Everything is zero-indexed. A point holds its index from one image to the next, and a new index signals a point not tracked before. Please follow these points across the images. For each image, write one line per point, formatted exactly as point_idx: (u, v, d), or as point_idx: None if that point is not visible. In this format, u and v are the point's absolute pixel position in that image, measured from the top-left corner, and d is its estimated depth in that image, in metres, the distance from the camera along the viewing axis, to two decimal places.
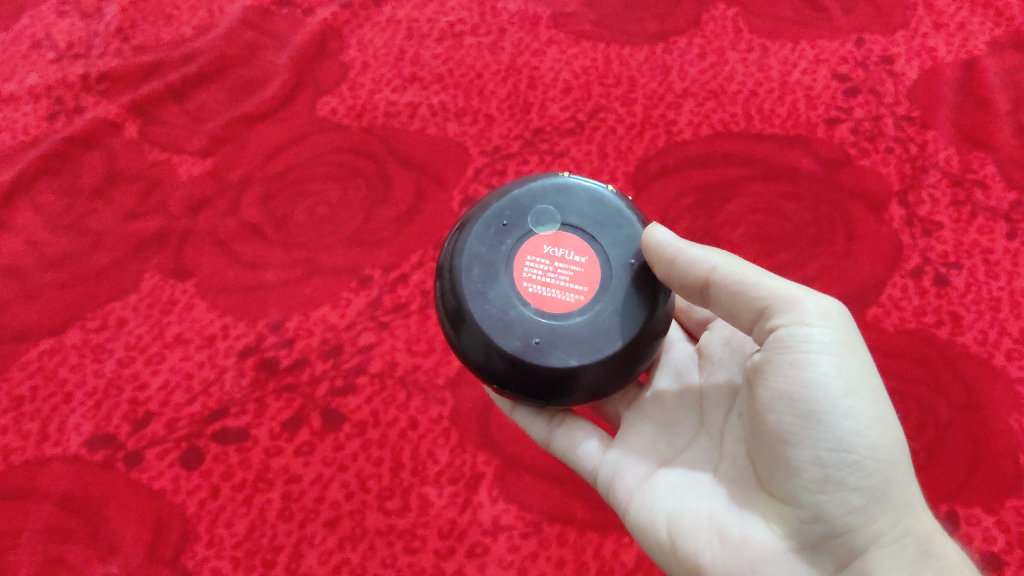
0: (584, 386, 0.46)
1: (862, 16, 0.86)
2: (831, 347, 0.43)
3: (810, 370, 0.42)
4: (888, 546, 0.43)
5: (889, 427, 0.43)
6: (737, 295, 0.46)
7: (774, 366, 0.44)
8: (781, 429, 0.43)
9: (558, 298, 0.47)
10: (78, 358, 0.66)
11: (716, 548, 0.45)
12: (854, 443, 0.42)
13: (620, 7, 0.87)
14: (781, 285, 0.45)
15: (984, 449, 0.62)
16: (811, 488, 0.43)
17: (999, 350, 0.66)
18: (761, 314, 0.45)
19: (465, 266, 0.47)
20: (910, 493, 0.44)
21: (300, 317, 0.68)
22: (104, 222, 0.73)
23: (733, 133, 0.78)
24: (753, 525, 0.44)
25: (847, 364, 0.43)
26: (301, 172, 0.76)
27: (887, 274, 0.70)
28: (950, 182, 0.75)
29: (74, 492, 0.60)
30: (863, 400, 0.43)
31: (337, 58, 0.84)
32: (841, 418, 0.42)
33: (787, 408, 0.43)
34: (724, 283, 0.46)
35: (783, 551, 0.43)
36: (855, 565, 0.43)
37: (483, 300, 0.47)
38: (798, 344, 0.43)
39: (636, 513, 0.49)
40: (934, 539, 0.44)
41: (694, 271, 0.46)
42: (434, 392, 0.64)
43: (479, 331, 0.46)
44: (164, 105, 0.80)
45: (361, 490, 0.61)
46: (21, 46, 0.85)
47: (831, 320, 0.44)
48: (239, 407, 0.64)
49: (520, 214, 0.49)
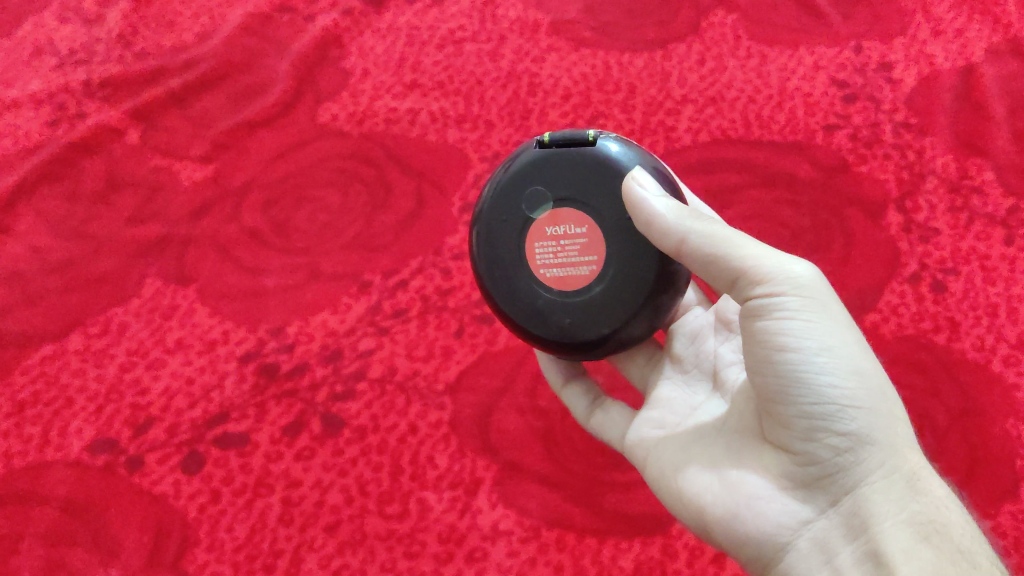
0: (619, 340, 0.51)
1: (860, 23, 0.87)
2: (805, 309, 0.44)
3: (787, 331, 0.43)
4: (879, 482, 0.44)
5: (870, 373, 0.44)
6: (711, 263, 0.46)
7: (756, 328, 0.45)
8: (769, 387, 0.45)
9: (576, 272, 0.50)
10: (80, 363, 0.67)
11: (715, 491, 0.47)
12: (834, 394, 0.43)
13: (619, 15, 0.87)
14: (754, 250, 0.45)
15: (981, 454, 0.62)
16: (798, 437, 0.44)
17: (996, 356, 0.66)
18: (737, 278, 0.45)
19: (486, 272, 0.51)
20: (899, 431, 0.45)
21: (301, 322, 0.68)
22: (106, 228, 0.73)
23: (732, 139, 0.79)
24: (750, 471, 0.46)
25: (823, 320, 0.44)
26: (302, 178, 0.76)
27: (885, 280, 0.70)
28: (947, 188, 0.75)
29: (75, 496, 0.61)
30: (841, 352, 0.44)
31: (338, 64, 0.85)
32: (820, 372, 0.43)
33: (770, 366, 0.44)
34: (695, 251, 0.46)
35: (778, 492, 0.45)
36: (847, 502, 0.44)
37: (511, 299, 0.51)
38: (774, 309, 0.44)
39: (653, 466, 0.52)
40: (926, 476, 0.45)
41: (669, 236, 0.46)
42: (434, 397, 0.65)
43: (519, 327, 0.51)
44: (165, 111, 0.81)
45: (361, 495, 0.61)
46: (23, 53, 0.85)
47: (805, 284, 0.44)
48: (240, 412, 0.64)
49: (513, 204, 0.51)
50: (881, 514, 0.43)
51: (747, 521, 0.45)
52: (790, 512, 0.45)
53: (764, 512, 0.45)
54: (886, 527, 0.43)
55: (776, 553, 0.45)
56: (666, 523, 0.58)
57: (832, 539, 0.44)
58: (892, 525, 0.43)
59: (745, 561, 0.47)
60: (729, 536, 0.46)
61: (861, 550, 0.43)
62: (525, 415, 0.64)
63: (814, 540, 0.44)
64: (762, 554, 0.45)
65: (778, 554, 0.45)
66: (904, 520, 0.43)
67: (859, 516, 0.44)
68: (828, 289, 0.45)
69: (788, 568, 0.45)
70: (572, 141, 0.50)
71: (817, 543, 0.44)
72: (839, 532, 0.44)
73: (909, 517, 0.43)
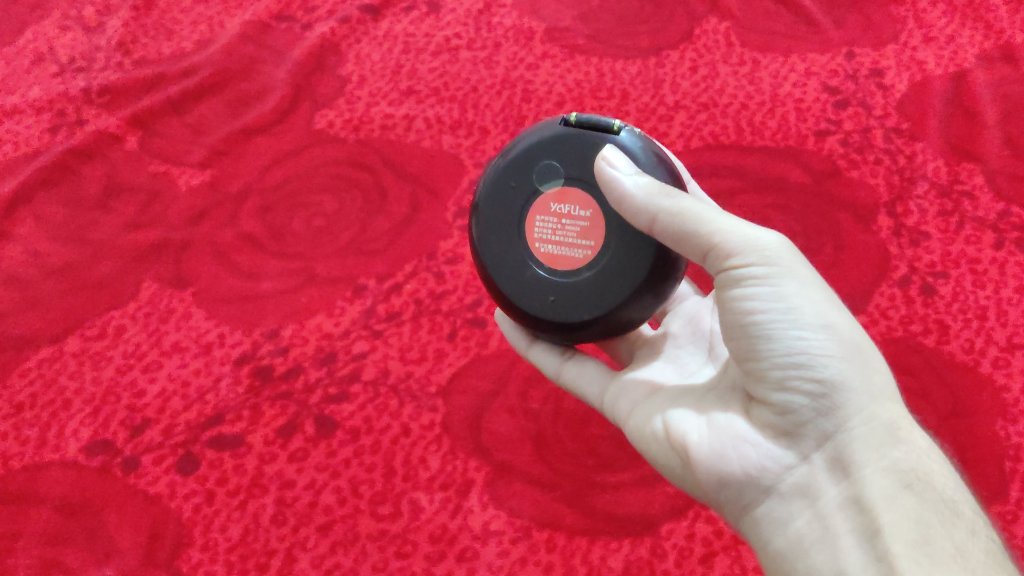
0: (601, 328, 0.51)
1: (853, 30, 0.88)
2: (772, 272, 0.44)
3: (754, 294, 0.44)
4: (859, 430, 0.43)
5: (842, 326, 0.44)
6: (678, 238, 0.46)
7: (727, 291, 0.45)
8: (745, 345, 0.45)
9: (568, 254, 0.50)
10: (77, 366, 0.67)
11: (698, 441, 0.47)
12: (805, 346, 0.43)
13: (613, 23, 0.88)
14: (722, 223, 0.44)
15: (970, 455, 0.63)
16: (773, 388, 0.44)
17: (985, 358, 0.67)
18: (703, 254, 0.45)
19: (484, 234, 0.52)
20: (877, 380, 0.44)
21: (295, 325, 0.69)
22: (105, 233, 0.74)
23: (724, 145, 0.80)
24: (733, 422, 0.46)
25: (791, 278, 0.44)
26: (298, 183, 0.77)
27: (874, 283, 0.71)
28: (938, 193, 0.76)
29: (72, 496, 0.61)
30: (811, 309, 0.44)
31: (335, 72, 0.86)
32: (789, 327, 0.43)
33: (742, 326, 0.45)
34: (666, 229, 0.46)
35: (759, 439, 0.45)
36: (829, 448, 0.43)
37: (502, 266, 0.51)
38: (742, 278, 0.44)
39: (636, 421, 0.52)
40: (906, 425, 0.44)
41: (640, 214, 0.47)
42: (426, 399, 0.65)
43: (504, 294, 0.52)
44: (164, 118, 0.82)
45: (354, 496, 0.61)
46: (24, 61, 0.86)
47: (769, 253, 0.44)
48: (235, 413, 0.65)
49: (525, 175, 0.51)
50: (863, 460, 0.43)
51: (729, 464, 0.45)
52: (773, 457, 0.45)
53: (745, 458, 0.45)
54: (868, 474, 0.43)
55: (759, 496, 0.45)
56: (656, 524, 0.59)
57: (815, 483, 0.44)
58: (874, 472, 0.43)
59: (729, 507, 0.46)
60: (713, 481, 0.46)
61: (843, 494, 0.43)
62: (517, 417, 0.64)
63: (796, 484, 0.44)
64: (745, 496, 0.45)
65: (760, 497, 0.45)
66: (886, 468, 0.43)
67: (840, 462, 0.43)
68: (795, 254, 0.45)
69: (771, 511, 0.45)
70: (596, 125, 0.50)
71: (799, 487, 0.44)
72: (823, 476, 0.44)
73: (891, 465, 0.43)
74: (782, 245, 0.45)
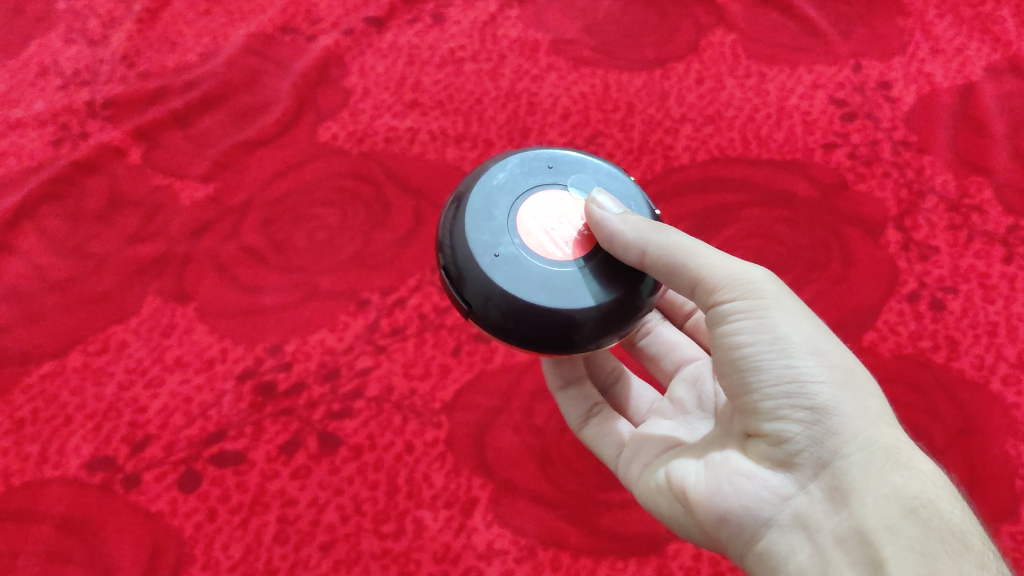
0: (560, 335, 0.46)
1: (860, 42, 0.87)
2: (756, 304, 0.44)
3: (741, 328, 0.44)
4: (855, 457, 0.42)
5: (832, 353, 0.44)
6: (667, 273, 0.46)
7: (717, 328, 0.46)
8: (738, 379, 0.45)
9: (556, 240, 0.48)
10: (78, 381, 0.67)
11: (699, 481, 0.47)
12: (794, 374, 0.43)
13: (619, 34, 0.88)
14: (708, 258, 0.45)
15: (979, 473, 0.62)
16: (765, 419, 0.44)
17: (995, 375, 0.66)
18: (693, 290, 0.46)
19: (494, 170, 0.50)
20: (872, 405, 0.43)
21: (298, 340, 0.69)
22: (107, 246, 0.74)
23: (731, 158, 0.79)
24: (732, 459, 0.46)
25: (776, 308, 0.44)
26: (301, 197, 0.76)
27: (883, 298, 0.70)
28: (946, 207, 0.75)
29: (72, 514, 0.60)
30: (799, 336, 0.44)
31: (339, 84, 0.85)
32: (778, 357, 0.43)
33: (733, 361, 0.45)
34: (657, 263, 0.46)
35: (756, 471, 0.44)
36: (826, 477, 0.42)
37: (483, 200, 0.49)
38: (728, 311, 0.45)
39: (644, 480, 0.52)
40: (907, 450, 0.43)
41: (629, 252, 0.46)
42: (430, 416, 0.65)
43: (461, 222, 0.48)
44: (167, 130, 0.81)
45: (357, 514, 0.61)
46: (28, 73, 0.86)
47: (754, 287, 0.45)
48: (237, 430, 0.64)
49: (567, 170, 0.51)
50: (861, 488, 0.41)
51: (727, 499, 0.45)
52: (770, 487, 0.44)
53: (743, 490, 0.44)
54: (867, 502, 0.41)
55: (759, 530, 0.44)
56: (662, 544, 0.59)
57: (814, 514, 0.42)
58: (874, 500, 0.41)
59: (733, 546, 0.45)
60: (712, 519, 0.45)
61: (843, 525, 0.41)
62: (522, 434, 0.64)
63: (794, 514, 0.43)
64: (745, 532, 0.44)
65: (761, 531, 0.44)
66: (887, 495, 0.41)
67: (838, 490, 0.42)
68: (782, 287, 0.45)
69: (772, 544, 0.43)
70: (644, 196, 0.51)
71: (798, 518, 0.43)
72: (821, 506, 0.42)
73: (892, 492, 0.41)
74: (768, 279, 0.46)
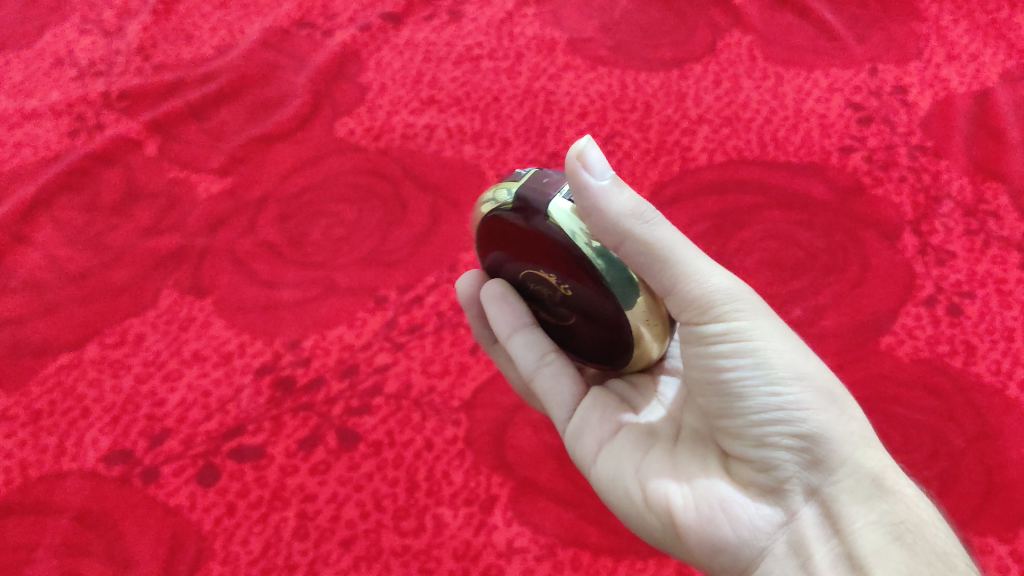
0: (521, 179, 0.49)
1: (875, 47, 0.88)
2: (739, 326, 0.44)
3: (724, 348, 0.44)
4: (846, 483, 0.44)
5: (816, 376, 0.45)
6: (643, 262, 0.44)
7: (699, 343, 0.46)
8: (721, 397, 0.46)
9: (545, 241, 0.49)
10: (96, 374, 0.66)
11: (683, 497, 0.47)
12: (781, 402, 0.44)
13: (635, 35, 0.88)
14: (692, 263, 0.44)
15: (998, 479, 0.61)
16: (752, 445, 0.45)
17: (1012, 381, 0.66)
18: (673, 289, 0.45)
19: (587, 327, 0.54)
20: (856, 429, 0.45)
21: (317, 335, 0.68)
22: (125, 238, 0.73)
23: (748, 160, 0.79)
24: (715, 481, 0.46)
25: (759, 325, 0.44)
26: (319, 192, 0.76)
27: (900, 302, 0.70)
28: (963, 212, 0.75)
29: (90, 507, 0.60)
30: (783, 359, 0.44)
31: (356, 80, 0.85)
32: (765, 382, 0.44)
33: (719, 381, 0.45)
34: (635, 251, 0.44)
35: (745, 499, 0.45)
36: (817, 503, 0.44)
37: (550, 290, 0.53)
38: (708, 326, 0.45)
39: (601, 465, 0.52)
40: (890, 472, 0.45)
41: (609, 234, 0.44)
42: (449, 413, 0.65)
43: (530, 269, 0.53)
44: (184, 123, 0.81)
45: (377, 510, 0.61)
46: (43, 63, 0.86)
47: (737, 298, 0.44)
48: (256, 425, 0.64)
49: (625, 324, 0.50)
50: (851, 514, 0.43)
51: (721, 529, 0.45)
52: (764, 515, 0.45)
53: (737, 520, 0.45)
54: (858, 528, 0.43)
55: (753, 560, 0.45)
56: None
57: (806, 541, 0.44)
58: (864, 525, 0.43)
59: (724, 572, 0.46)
60: (706, 549, 0.46)
61: (835, 552, 0.43)
62: (541, 433, 0.64)
63: (788, 543, 0.44)
64: (742, 560, 0.45)
65: (756, 561, 0.45)
66: (875, 521, 0.43)
67: (829, 517, 0.44)
68: (759, 300, 0.45)
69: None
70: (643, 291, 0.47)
71: (791, 546, 0.44)
72: (813, 534, 0.44)
73: (880, 516, 0.43)
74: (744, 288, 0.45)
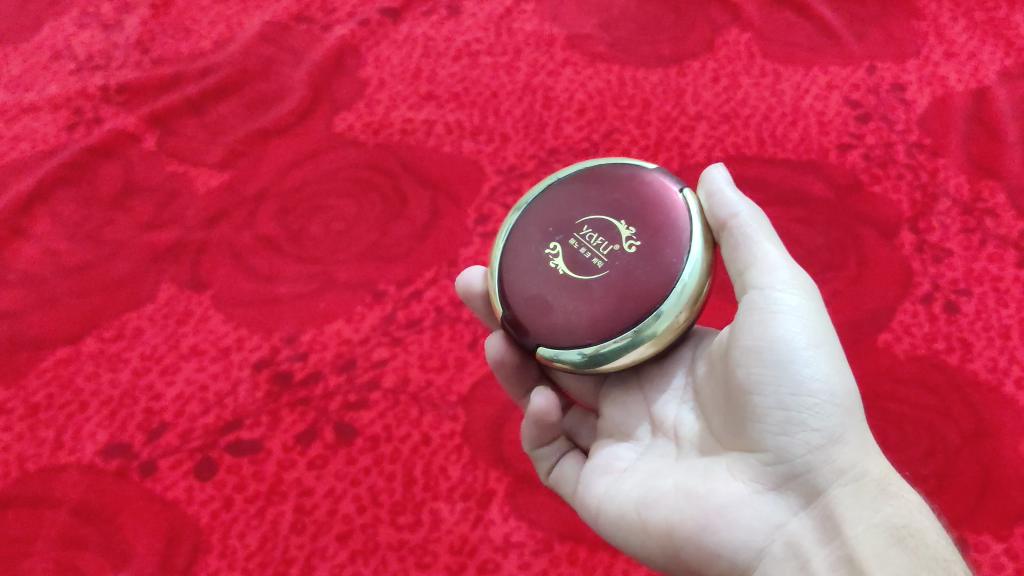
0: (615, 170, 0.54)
1: (874, 44, 0.88)
2: (795, 309, 0.46)
3: (778, 323, 0.46)
4: (851, 486, 0.45)
5: (845, 376, 0.46)
6: (735, 245, 0.49)
7: (743, 323, 0.47)
8: (748, 380, 0.46)
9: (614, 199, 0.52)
10: (93, 367, 0.66)
11: (682, 505, 0.47)
12: (813, 387, 0.45)
13: (634, 31, 0.88)
14: (773, 248, 0.48)
15: (994, 475, 0.62)
16: (772, 431, 0.45)
17: (1008, 378, 0.66)
18: (745, 270, 0.49)
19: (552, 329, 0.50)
20: (868, 439, 0.46)
21: (315, 330, 0.69)
22: (123, 232, 0.74)
23: (747, 157, 0.79)
24: (718, 482, 0.47)
25: (809, 314, 0.47)
26: (317, 187, 0.76)
27: (898, 299, 0.70)
28: (960, 210, 0.76)
29: (87, 500, 0.60)
30: (823, 351, 0.46)
31: (355, 75, 0.85)
32: (802, 366, 0.45)
33: (753, 359, 0.46)
34: (733, 233, 0.49)
35: (750, 498, 0.45)
36: (820, 503, 0.45)
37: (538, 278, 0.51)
38: (765, 304, 0.47)
39: (609, 503, 0.51)
40: (894, 483, 0.46)
41: (723, 212, 0.50)
42: (447, 408, 0.65)
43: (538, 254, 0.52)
44: (182, 116, 0.81)
45: (373, 504, 0.61)
46: (42, 56, 0.86)
47: (793, 287, 0.47)
48: (253, 419, 0.64)
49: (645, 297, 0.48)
50: (853, 518, 0.44)
51: (716, 532, 0.45)
52: (760, 516, 0.45)
53: (738, 521, 0.45)
54: (859, 532, 0.44)
55: (752, 562, 0.45)
56: None
57: (805, 541, 0.44)
58: (865, 529, 0.44)
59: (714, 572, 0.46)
60: (703, 554, 0.45)
61: (834, 554, 0.43)
62: None
63: (786, 543, 0.44)
64: (739, 560, 0.45)
65: (752, 564, 0.45)
66: (878, 525, 0.44)
67: (830, 518, 0.44)
68: (813, 295, 0.48)
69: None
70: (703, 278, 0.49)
71: (790, 546, 0.44)
72: (812, 535, 0.44)
73: (882, 521, 0.44)
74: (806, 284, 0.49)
